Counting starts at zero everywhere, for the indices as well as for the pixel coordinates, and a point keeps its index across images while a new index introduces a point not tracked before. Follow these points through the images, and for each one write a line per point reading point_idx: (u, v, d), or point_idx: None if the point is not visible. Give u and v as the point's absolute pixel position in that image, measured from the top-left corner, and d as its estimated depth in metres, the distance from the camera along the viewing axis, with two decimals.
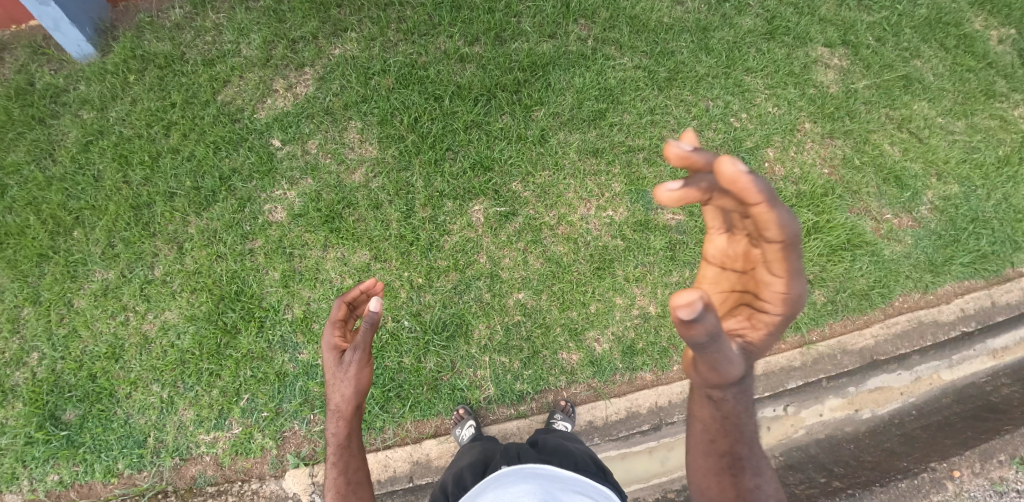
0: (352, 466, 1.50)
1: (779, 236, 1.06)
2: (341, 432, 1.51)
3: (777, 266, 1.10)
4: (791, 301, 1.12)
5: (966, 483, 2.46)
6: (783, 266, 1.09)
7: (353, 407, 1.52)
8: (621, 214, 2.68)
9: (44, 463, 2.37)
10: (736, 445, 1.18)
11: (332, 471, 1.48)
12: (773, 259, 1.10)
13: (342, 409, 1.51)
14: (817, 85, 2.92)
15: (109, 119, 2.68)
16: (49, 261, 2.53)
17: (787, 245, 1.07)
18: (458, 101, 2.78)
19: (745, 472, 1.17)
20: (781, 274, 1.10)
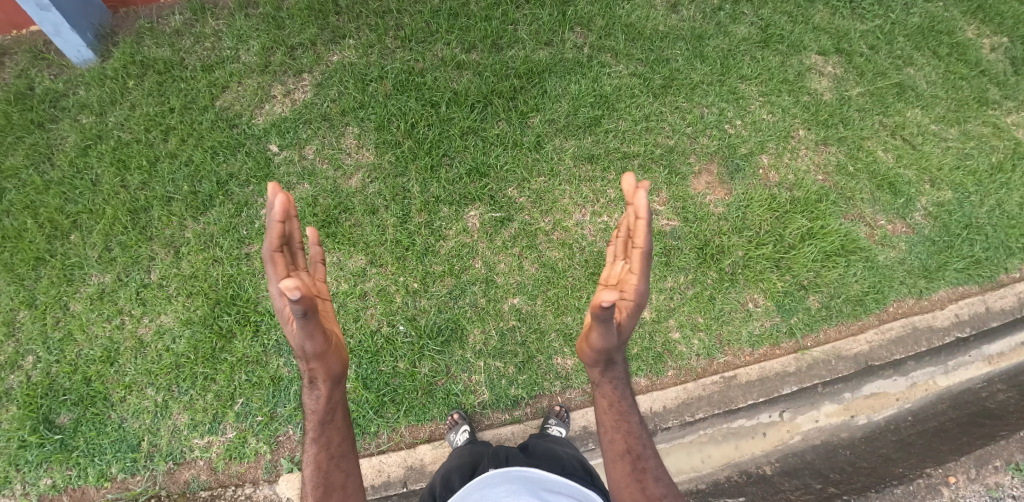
0: (331, 438, 1.56)
1: (642, 243, 1.58)
2: (318, 407, 1.58)
3: (636, 266, 1.62)
4: (642, 294, 1.63)
5: (961, 489, 2.46)
6: (637, 269, 1.62)
7: (326, 380, 1.56)
8: (617, 219, 2.69)
9: (37, 467, 2.36)
10: (630, 446, 1.60)
11: (313, 447, 1.55)
12: (637, 262, 1.61)
13: (315, 382, 1.56)
14: (811, 92, 2.94)
15: (108, 124, 2.70)
16: (46, 265, 2.54)
17: (644, 250, 1.59)
18: (454, 107, 2.80)
19: (640, 461, 1.58)
20: (637, 274, 1.62)
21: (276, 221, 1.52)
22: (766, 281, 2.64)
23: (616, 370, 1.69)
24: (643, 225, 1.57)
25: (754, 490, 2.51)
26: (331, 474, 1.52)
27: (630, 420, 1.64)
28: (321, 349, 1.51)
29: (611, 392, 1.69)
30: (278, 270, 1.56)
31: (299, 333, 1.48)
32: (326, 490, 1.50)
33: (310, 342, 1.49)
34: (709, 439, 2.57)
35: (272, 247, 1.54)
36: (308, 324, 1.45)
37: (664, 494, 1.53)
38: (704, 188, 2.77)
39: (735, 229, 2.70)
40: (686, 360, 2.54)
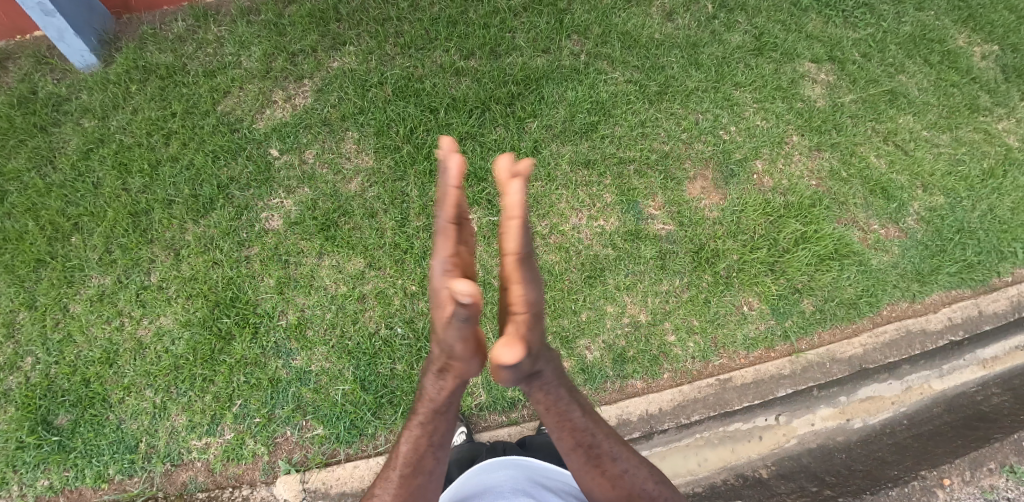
0: (438, 428, 1.43)
1: (516, 249, 1.19)
2: (437, 396, 1.40)
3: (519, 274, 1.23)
4: (534, 303, 1.22)
5: (955, 491, 2.47)
6: (518, 275, 1.21)
7: (457, 375, 1.36)
8: (613, 224, 2.71)
9: (35, 468, 2.37)
10: (581, 440, 1.45)
11: (415, 430, 1.44)
12: (513, 268, 1.21)
13: (444, 375, 1.37)
14: (804, 99, 2.98)
15: (110, 128, 2.74)
16: (47, 267, 2.56)
17: (521, 256, 1.20)
18: (453, 113, 2.84)
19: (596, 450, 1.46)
20: (520, 281, 1.20)
21: (453, 187, 1.24)
22: (761, 285, 2.67)
23: (548, 376, 1.36)
24: (515, 226, 1.19)
25: (750, 493, 2.51)
26: (424, 459, 1.44)
27: (572, 418, 1.43)
28: (470, 352, 1.31)
29: (546, 396, 1.40)
30: (448, 244, 1.25)
31: (445, 331, 1.27)
32: (414, 470, 1.44)
33: (454, 343, 1.29)
34: (705, 442, 2.58)
35: (447, 216, 1.25)
36: (466, 327, 1.25)
37: (627, 471, 1.49)
38: (699, 193, 2.80)
39: (730, 234, 2.73)
40: (682, 363, 2.56)
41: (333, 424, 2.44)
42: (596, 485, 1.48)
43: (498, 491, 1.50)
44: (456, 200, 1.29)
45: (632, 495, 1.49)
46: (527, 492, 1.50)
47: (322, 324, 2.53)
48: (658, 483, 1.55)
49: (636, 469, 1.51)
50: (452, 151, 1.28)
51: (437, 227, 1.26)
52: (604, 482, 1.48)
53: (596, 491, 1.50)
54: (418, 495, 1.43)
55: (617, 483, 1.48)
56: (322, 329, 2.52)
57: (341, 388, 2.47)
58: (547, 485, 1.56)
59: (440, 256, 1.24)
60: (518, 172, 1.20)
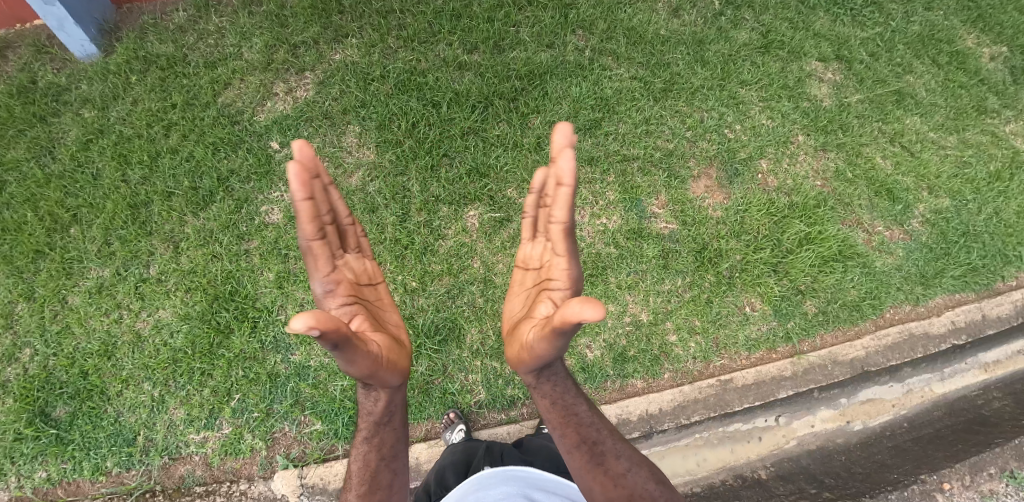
0: (384, 440, 1.55)
1: (563, 217, 1.48)
2: (375, 408, 1.54)
3: (561, 247, 1.56)
4: (574, 279, 1.59)
5: (956, 495, 2.45)
6: (564, 247, 1.54)
7: (385, 389, 1.51)
8: (616, 222, 2.69)
9: (32, 460, 2.36)
10: (584, 436, 1.54)
11: (364, 447, 1.56)
12: (559, 239, 1.53)
13: (372, 388, 1.51)
14: (810, 98, 2.95)
15: (110, 118, 2.71)
16: (45, 258, 2.54)
17: (566, 226, 1.50)
18: (455, 107, 2.81)
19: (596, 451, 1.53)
20: (564, 255, 1.56)
21: (301, 199, 1.42)
22: (764, 285, 2.65)
23: (555, 368, 1.58)
24: (566, 195, 1.44)
25: (748, 494, 2.49)
26: (379, 474, 1.54)
27: (576, 412, 1.57)
28: (369, 373, 1.41)
29: (551, 392, 1.59)
30: (319, 264, 1.52)
31: (339, 361, 1.35)
32: (370, 488, 1.53)
33: (353, 367, 1.37)
34: (704, 442, 2.57)
35: (308, 234, 1.47)
36: (344, 355, 1.31)
37: (630, 470, 1.52)
38: (703, 192, 2.78)
39: (733, 233, 2.71)
40: (682, 363, 2.55)
41: (331, 420, 2.43)
42: (597, 485, 1.49)
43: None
44: (331, 211, 1.56)
45: (633, 496, 1.48)
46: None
47: None
48: (660, 484, 1.54)
49: (638, 467, 1.54)
50: (300, 160, 1.43)
51: (304, 246, 1.49)
52: (606, 481, 1.49)
53: (598, 492, 1.49)
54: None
55: (620, 483, 1.49)
56: None
57: (340, 383, 2.45)
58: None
59: (319, 276, 1.52)
60: (567, 145, 1.49)
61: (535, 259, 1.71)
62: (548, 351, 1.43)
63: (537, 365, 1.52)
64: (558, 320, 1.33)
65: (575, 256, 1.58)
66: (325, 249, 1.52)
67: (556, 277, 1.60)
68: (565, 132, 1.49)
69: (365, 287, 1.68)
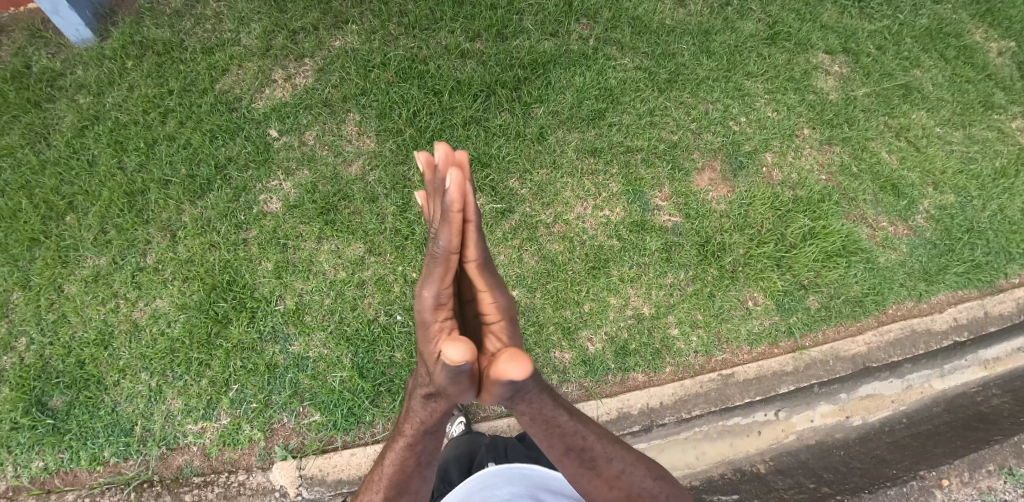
0: (423, 450, 1.35)
1: (476, 255, 1.25)
2: (425, 418, 1.31)
3: (479, 281, 1.29)
4: (506, 308, 1.31)
5: (954, 491, 2.46)
6: (483, 282, 1.29)
7: (441, 401, 1.25)
8: (619, 214, 2.67)
9: (29, 449, 2.33)
10: (572, 444, 1.36)
11: (397, 451, 1.38)
12: (477, 276, 1.29)
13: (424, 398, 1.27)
14: (817, 91, 2.92)
15: (105, 104, 2.66)
16: (41, 246, 2.50)
17: (481, 262, 1.26)
18: (457, 96, 2.77)
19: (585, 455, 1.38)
20: (486, 287, 1.29)
21: (432, 200, 1.27)
22: (767, 280, 2.64)
23: (532, 393, 1.26)
24: (472, 229, 1.22)
25: (748, 488, 2.49)
26: (411, 479, 1.39)
27: (559, 424, 1.32)
28: (429, 383, 1.26)
29: (529, 408, 1.29)
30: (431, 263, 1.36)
31: (437, 374, 1.16)
32: (399, 492, 1.40)
33: (442, 384, 1.17)
34: (704, 436, 2.57)
35: (419, 229, 1.37)
36: (418, 361, 1.26)
37: (624, 472, 1.44)
38: (707, 185, 2.76)
39: (737, 227, 2.70)
40: (684, 357, 2.54)
41: (331, 411, 2.42)
42: (594, 488, 1.44)
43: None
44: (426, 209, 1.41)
45: (630, 496, 1.46)
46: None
47: (320, 310, 2.49)
48: (657, 479, 1.51)
49: (633, 467, 1.46)
50: (430, 163, 1.27)
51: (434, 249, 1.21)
52: (601, 485, 1.44)
53: (595, 494, 1.45)
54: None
55: (616, 485, 1.44)
56: (321, 314, 2.49)
57: (339, 374, 2.44)
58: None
59: (435, 284, 1.20)
60: (450, 160, 1.22)
61: (463, 291, 1.38)
62: (507, 396, 1.22)
63: (501, 405, 1.22)
64: (494, 373, 1.12)
65: (500, 286, 1.32)
66: (471, 267, 1.29)
67: (484, 313, 1.30)
68: (445, 150, 1.22)
69: (456, 295, 1.31)
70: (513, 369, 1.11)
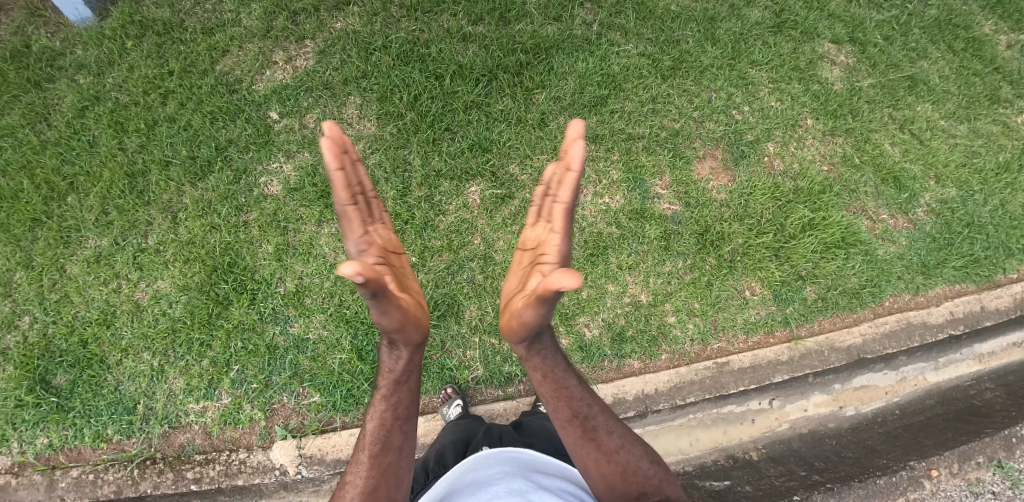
0: (401, 399, 1.52)
1: (566, 199, 1.55)
2: (396, 366, 1.52)
3: (559, 225, 1.58)
4: (564, 257, 1.57)
5: (943, 482, 2.50)
6: (561, 226, 1.57)
7: (407, 346, 1.50)
8: (618, 201, 2.67)
9: (34, 426, 2.38)
10: (575, 411, 1.52)
11: (380, 405, 1.52)
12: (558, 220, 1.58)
13: (395, 346, 1.50)
14: (821, 81, 2.89)
15: (106, 85, 2.65)
16: (42, 226, 2.51)
17: (568, 207, 1.55)
18: (458, 81, 2.75)
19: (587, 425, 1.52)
20: (559, 232, 1.57)
21: (333, 169, 1.48)
22: (765, 269, 2.64)
23: (544, 341, 1.54)
24: (572, 179, 1.53)
25: (739, 475, 2.54)
26: (392, 434, 1.50)
27: (567, 386, 1.54)
28: (398, 323, 1.41)
29: (542, 363, 1.55)
30: (354, 225, 1.52)
31: (372, 310, 1.37)
32: (382, 447, 1.48)
33: (387, 318, 1.39)
34: (698, 423, 2.60)
35: (342, 200, 1.50)
36: (380, 304, 1.34)
37: (622, 447, 1.52)
38: (708, 173, 2.75)
39: (736, 216, 2.70)
40: (680, 345, 2.56)
41: (330, 392, 2.45)
42: (591, 460, 1.49)
43: (491, 489, 1.32)
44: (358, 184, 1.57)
45: (626, 472, 1.49)
46: (522, 493, 1.29)
47: (320, 293, 2.51)
48: (653, 463, 1.54)
49: (631, 445, 1.53)
50: (330, 136, 1.48)
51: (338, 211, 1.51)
52: (598, 458, 1.49)
53: (592, 470, 1.49)
54: (389, 474, 1.46)
55: (613, 459, 1.49)
56: (321, 297, 2.51)
57: (339, 356, 2.47)
58: (542, 484, 1.37)
59: (353, 237, 1.52)
60: (580, 136, 1.55)
61: (533, 240, 1.65)
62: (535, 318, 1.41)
63: (529, 334, 1.48)
64: (544, 287, 1.36)
65: (568, 236, 1.59)
66: (359, 212, 1.54)
67: (546, 255, 1.58)
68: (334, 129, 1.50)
69: (392, 254, 1.61)
70: (569, 280, 1.29)
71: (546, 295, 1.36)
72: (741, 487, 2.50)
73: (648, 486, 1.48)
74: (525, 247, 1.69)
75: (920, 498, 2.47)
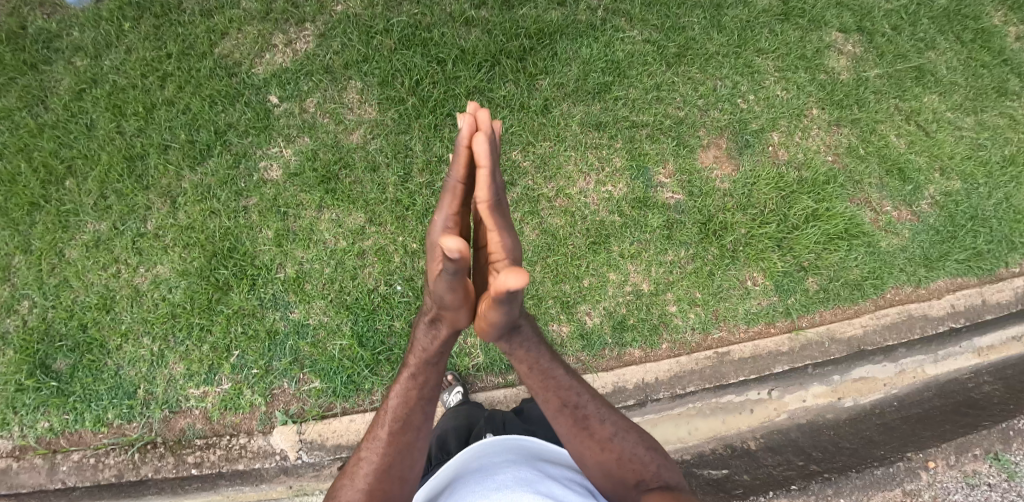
0: (429, 380, 1.50)
1: (485, 196, 1.37)
2: (430, 346, 1.51)
3: (493, 221, 1.39)
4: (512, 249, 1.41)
5: (939, 473, 2.52)
6: (494, 223, 1.39)
7: (446, 328, 1.47)
8: (621, 190, 2.65)
9: (35, 410, 2.38)
10: (565, 400, 1.49)
11: (406, 383, 1.51)
12: (487, 217, 1.39)
13: (436, 325, 1.48)
14: (828, 71, 2.86)
15: (103, 67, 2.61)
16: (40, 210, 2.49)
17: (491, 203, 1.38)
18: (461, 65, 2.71)
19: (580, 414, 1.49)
20: (497, 228, 1.39)
21: (463, 146, 1.41)
22: (767, 260, 2.64)
23: (525, 333, 1.47)
24: (485, 175, 1.36)
25: (737, 463, 2.56)
26: (413, 412, 1.46)
27: (555, 376, 1.50)
28: (458, 303, 1.40)
29: (526, 356, 1.50)
30: (454, 201, 1.48)
31: (443, 286, 1.36)
32: (402, 425, 1.45)
33: (448, 295, 1.38)
34: (697, 412, 2.62)
35: (458, 176, 1.45)
36: (455, 281, 1.34)
37: (617, 434, 1.49)
38: (711, 162, 2.73)
39: (739, 207, 2.68)
40: (681, 334, 2.56)
41: (330, 378, 2.45)
42: (585, 448, 1.47)
43: (498, 479, 1.27)
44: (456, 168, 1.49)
45: (621, 459, 1.47)
46: (529, 482, 1.26)
47: (320, 279, 2.50)
48: (648, 449, 1.52)
49: (624, 433, 1.51)
50: (472, 117, 1.42)
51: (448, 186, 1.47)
52: (594, 446, 1.47)
53: (588, 459, 1.47)
54: (406, 452, 1.43)
55: (609, 447, 1.47)
56: (321, 283, 2.50)
57: (339, 342, 2.47)
58: (548, 473, 1.35)
59: (445, 211, 1.48)
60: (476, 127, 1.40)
61: (481, 242, 1.51)
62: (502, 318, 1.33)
63: (502, 332, 1.41)
64: (494, 289, 1.25)
65: (509, 229, 1.42)
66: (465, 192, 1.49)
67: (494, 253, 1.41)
68: (483, 115, 1.43)
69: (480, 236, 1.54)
70: (512, 281, 1.21)
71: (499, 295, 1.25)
72: (738, 476, 2.52)
73: (645, 473, 1.47)
74: (479, 248, 1.53)
75: (916, 488, 2.49)
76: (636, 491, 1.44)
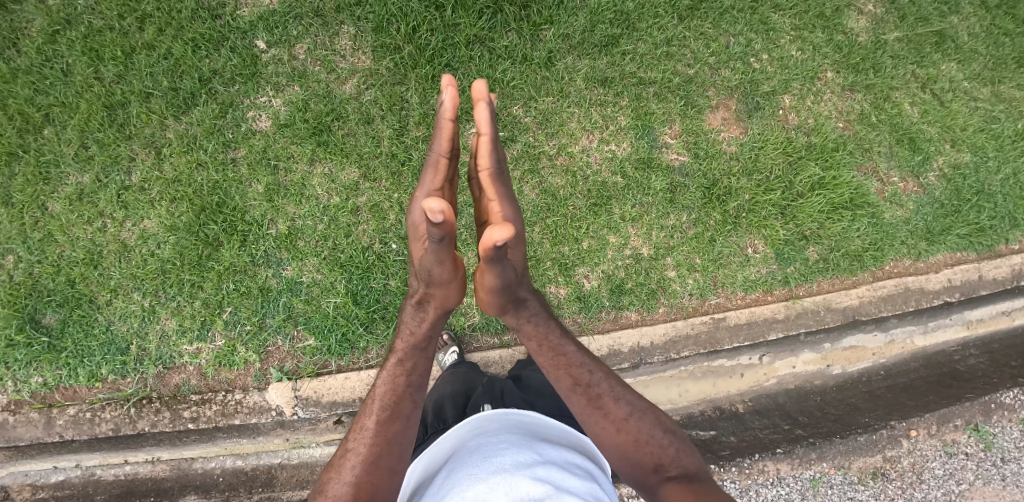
0: (418, 366, 1.50)
1: (489, 164, 1.49)
2: (419, 329, 1.52)
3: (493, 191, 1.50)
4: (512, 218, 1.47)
5: (919, 441, 2.61)
6: (495, 193, 1.50)
7: (438, 309, 1.49)
8: (624, 149, 2.57)
9: (27, 365, 2.36)
10: (577, 378, 1.50)
11: (394, 369, 1.49)
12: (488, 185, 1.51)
13: (426, 305, 1.50)
14: (846, 31, 2.72)
15: (76, 6, 2.40)
16: (19, 161, 2.37)
17: (493, 172, 1.50)
18: (460, 11, 2.53)
19: (593, 394, 1.49)
20: (497, 198, 1.49)
21: (447, 118, 1.46)
22: (769, 228, 2.60)
23: (530, 306, 1.51)
24: (485, 142, 1.46)
25: (725, 425, 2.63)
26: (401, 402, 1.46)
27: (565, 352, 1.51)
28: (446, 276, 1.42)
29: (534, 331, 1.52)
30: (436, 178, 1.49)
31: (429, 257, 1.38)
32: (391, 415, 1.45)
33: (439, 268, 1.40)
34: (688, 375, 2.66)
35: (442, 150, 1.48)
36: (442, 249, 1.35)
37: (632, 415, 1.50)
38: (719, 124, 2.64)
39: (745, 171, 2.62)
40: (679, 299, 2.56)
41: (325, 335, 2.43)
42: (601, 430, 1.48)
43: (498, 462, 1.26)
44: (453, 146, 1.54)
45: (638, 442, 1.48)
46: (528, 466, 1.25)
47: (313, 236, 2.44)
48: (667, 432, 1.51)
49: (640, 414, 1.51)
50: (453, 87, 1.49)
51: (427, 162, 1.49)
52: (608, 426, 1.48)
53: (605, 440, 1.49)
54: (394, 443, 1.42)
55: (624, 428, 1.48)
56: (314, 240, 2.44)
57: (334, 300, 2.43)
58: (548, 455, 1.34)
59: (428, 188, 1.48)
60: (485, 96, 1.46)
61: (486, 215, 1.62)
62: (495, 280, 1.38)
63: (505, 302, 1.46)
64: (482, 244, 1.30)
65: (510, 200, 1.50)
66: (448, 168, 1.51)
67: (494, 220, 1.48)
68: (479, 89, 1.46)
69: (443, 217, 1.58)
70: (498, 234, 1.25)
71: (488, 252, 1.30)
72: (725, 437, 2.59)
73: (664, 457, 1.46)
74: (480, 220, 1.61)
75: (896, 455, 2.59)
76: (656, 477, 1.44)
